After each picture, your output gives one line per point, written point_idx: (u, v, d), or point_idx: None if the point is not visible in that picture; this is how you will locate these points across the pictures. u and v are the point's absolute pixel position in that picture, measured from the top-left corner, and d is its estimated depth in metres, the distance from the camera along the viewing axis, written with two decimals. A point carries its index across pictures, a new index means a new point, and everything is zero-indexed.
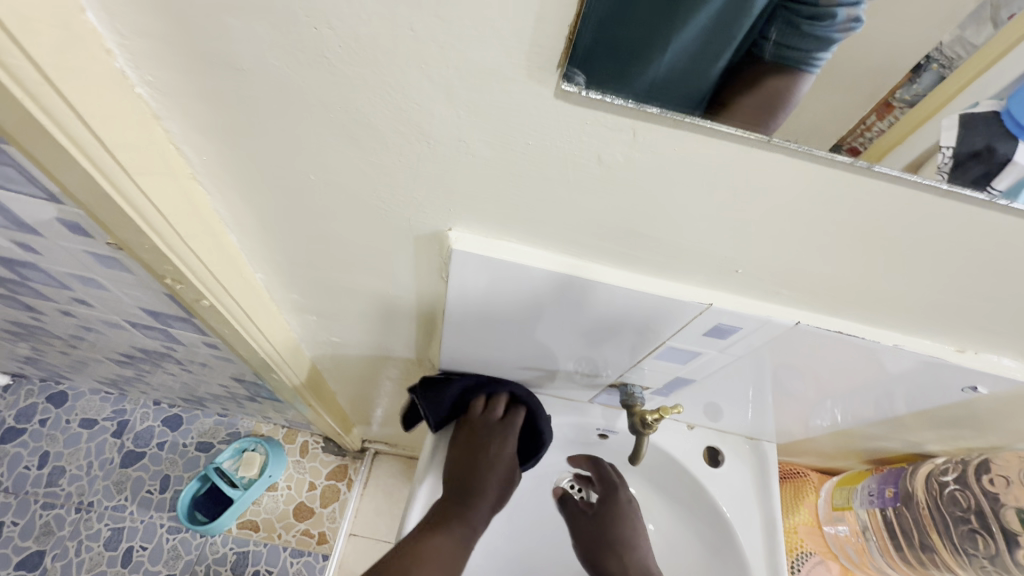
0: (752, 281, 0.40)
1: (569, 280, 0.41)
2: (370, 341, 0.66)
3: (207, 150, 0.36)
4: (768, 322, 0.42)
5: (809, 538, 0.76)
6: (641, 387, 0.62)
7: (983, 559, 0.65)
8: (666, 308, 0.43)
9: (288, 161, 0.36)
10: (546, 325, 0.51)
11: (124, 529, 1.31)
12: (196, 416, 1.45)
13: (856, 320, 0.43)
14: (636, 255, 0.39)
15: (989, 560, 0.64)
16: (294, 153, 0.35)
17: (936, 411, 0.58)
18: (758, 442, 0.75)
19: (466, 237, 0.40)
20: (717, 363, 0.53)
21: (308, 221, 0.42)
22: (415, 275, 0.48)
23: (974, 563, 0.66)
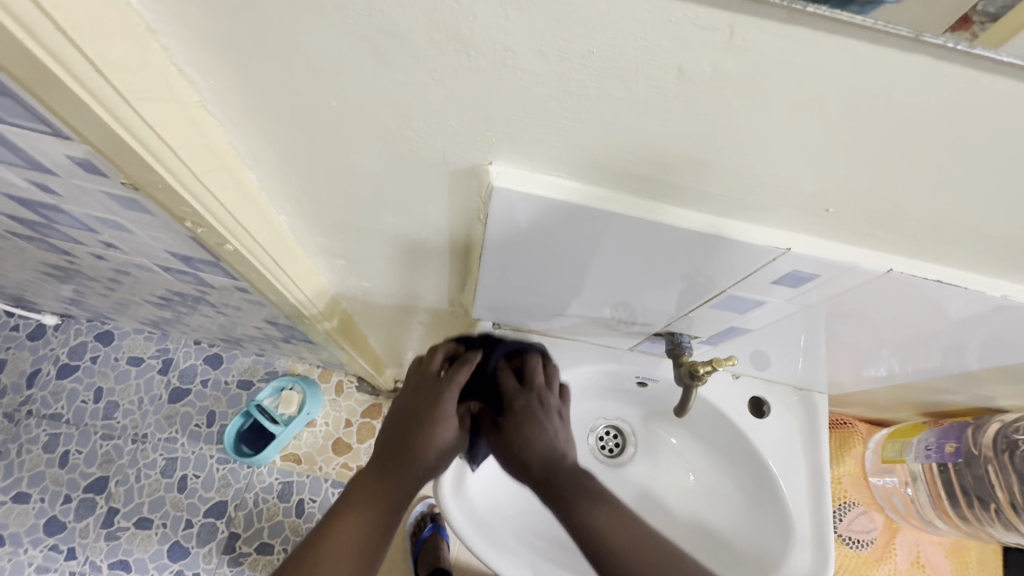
0: (840, 223, 0.34)
1: (621, 220, 0.36)
2: (401, 285, 0.63)
3: (214, 73, 0.32)
4: (854, 270, 0.37)
5: (853, 488, 0.76)
6: (690, 335, 0.58)
7: None
8: (735, 254, 0.38)
9: (306, 84, 0.31)
10: (540, 258, 0.45)
11: (177, 459, 1.39)
12: (235, 355, 1.49)
13: (958, 267, 0.37)
14: (706, 192, 0.34)
15: None
16: (313, 76, 0.30)
17: (1021, 364, 0.53)
18: (807, 392, 0.71)
19: (508, 173, 0.35)
20: (781, 312, 0.48)
21: (334, 156, 0.38)
22: (448, 215, 0.43)
23: None
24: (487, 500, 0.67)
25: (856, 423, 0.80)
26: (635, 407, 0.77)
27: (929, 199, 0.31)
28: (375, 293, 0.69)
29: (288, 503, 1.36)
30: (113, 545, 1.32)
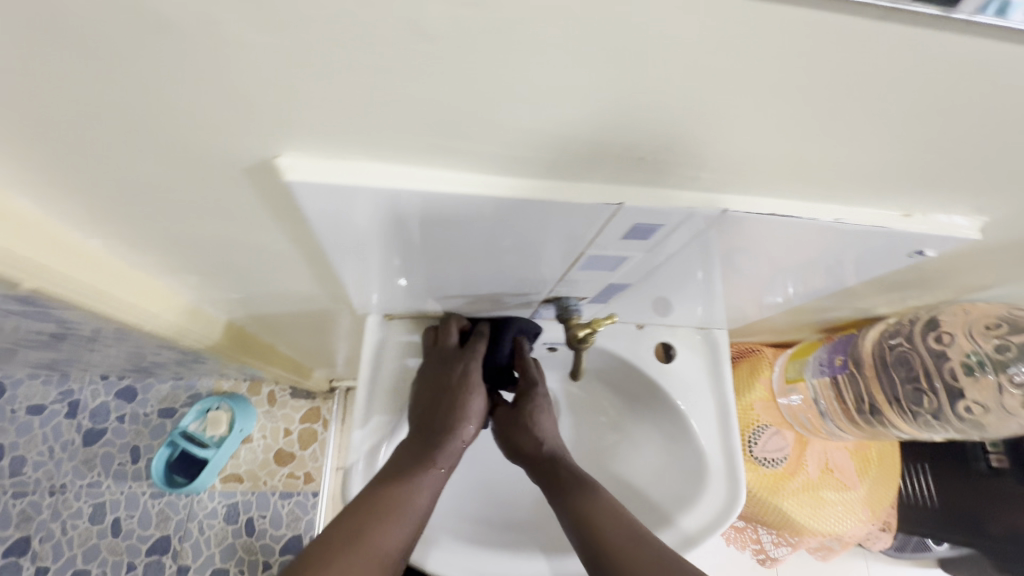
0: (666, 170, 0.33)
1: (439, 198, 0.33)
2: (274, 290, 0.58)
3: None
4: (693, 215, 0.36)
5: (765, 412, 0.80)
6: (577, 298, 0.57)
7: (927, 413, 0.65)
8: (574, 216, 0.36)
9: (11, 89, 0.25)
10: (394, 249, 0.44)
11: (105, 503, 1.30)
12: (151, 384, 1.38)
13: (794, 197, 0.36)
14: (521, 156, 0.31)
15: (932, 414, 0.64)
16: (11, 78, 0.25)
17: (886, 275, 0.55)
18: (710, 331, 0.73)
19: (304, 163, 0.31)
20: (649, 264, 0.47)
21: (104, 168, 0.33)
22: (274, 217, 0.39)
23: (919, 418, 0.65)
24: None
25: (761, 348, 0.85)
26: (553, 372, 0.77)
27: (741, 135, 0.29)
28: (252, 300, 0.63)
29: (236, 524, 1.31)
30: None
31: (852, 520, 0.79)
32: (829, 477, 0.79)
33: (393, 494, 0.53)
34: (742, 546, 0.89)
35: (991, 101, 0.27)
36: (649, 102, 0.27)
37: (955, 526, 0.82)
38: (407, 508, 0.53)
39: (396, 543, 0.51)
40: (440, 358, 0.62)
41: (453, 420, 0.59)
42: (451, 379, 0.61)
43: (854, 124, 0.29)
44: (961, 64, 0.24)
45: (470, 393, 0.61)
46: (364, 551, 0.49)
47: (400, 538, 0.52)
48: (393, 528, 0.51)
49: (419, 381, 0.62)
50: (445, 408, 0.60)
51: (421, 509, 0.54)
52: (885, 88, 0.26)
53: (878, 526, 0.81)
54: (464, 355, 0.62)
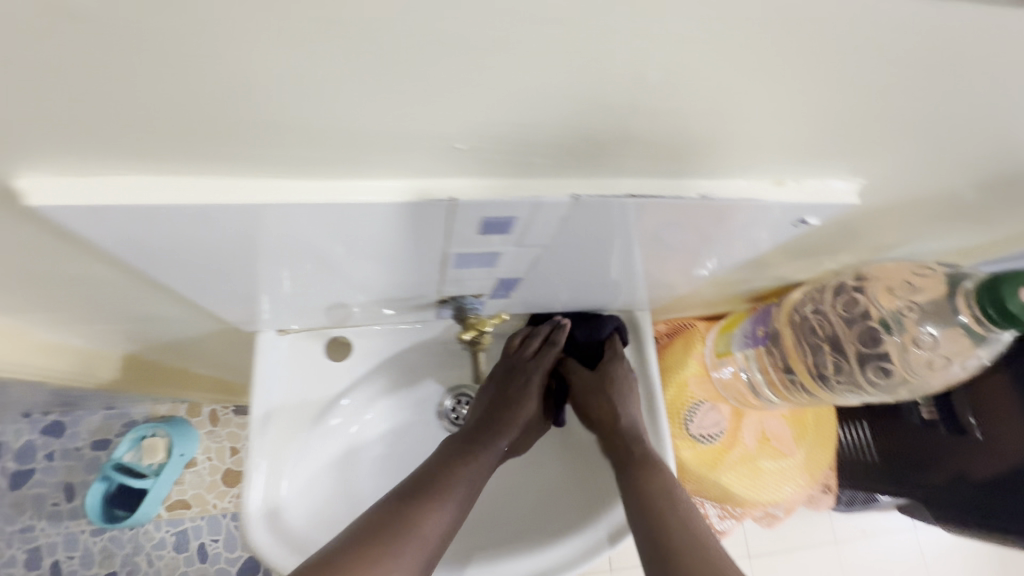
0: (486, 152, 0.29)
1: (241, 207, 0.31)
2: (139, 314, 0.53)
3: None
4: (539, 205, 0.32)
5: (698, 387, 0.78)
6: (474, 296, 0.52)
7: (839, 378, 0.58)
8: (408, 212, 0.32)
9: None
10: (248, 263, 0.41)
11: (41, 546, 1.23)
12: (80, 417, 1.28)
13: (649, 174, 0.33)
14: (308, 154, 0.28)
15: (843, 380, 0.58)
16: None
17: (794, 245, 0.52)
18: (632, 313, 0.70)
19: (54, 183, 0.28)
20: (526, 258, 0.42)
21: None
22: (70, 239, 0.34)
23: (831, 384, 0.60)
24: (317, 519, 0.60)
25: (694, 323, 0.82)
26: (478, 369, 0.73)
27: (550, 108, 0.26)
28: (125, 327, 0.57)
29: (187, 552, 1.25)
30: None
31: (790, 486, 0.79)
32: (766, 447, 0.78)
33: (437, 481, 0.53)
34: None
35: (816, 50, 0.24)
36: (416, 75, 0.23)
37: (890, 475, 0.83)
38: (452, 495, 0.53)
39: (438, 528, 0.51)
40: (507, 365, 0.65)
41: (501, 425, 0.60)
42: (507, 383, 0.63)
43: (674, 88, 0.25)
44: (756, 5, 0.21)
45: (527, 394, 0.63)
46: (408, 538, 0.49)
47: (440, 526, 0.51)
48: (437, 516, 0.51)
49: (482, 393, 0.64)
50: (502, 409, 0.61)
51: (463, 498, 0.54)
52: (687, 41, 0.22)
53: (819, 488, 0.81)
54: (523, 361, 0.65)
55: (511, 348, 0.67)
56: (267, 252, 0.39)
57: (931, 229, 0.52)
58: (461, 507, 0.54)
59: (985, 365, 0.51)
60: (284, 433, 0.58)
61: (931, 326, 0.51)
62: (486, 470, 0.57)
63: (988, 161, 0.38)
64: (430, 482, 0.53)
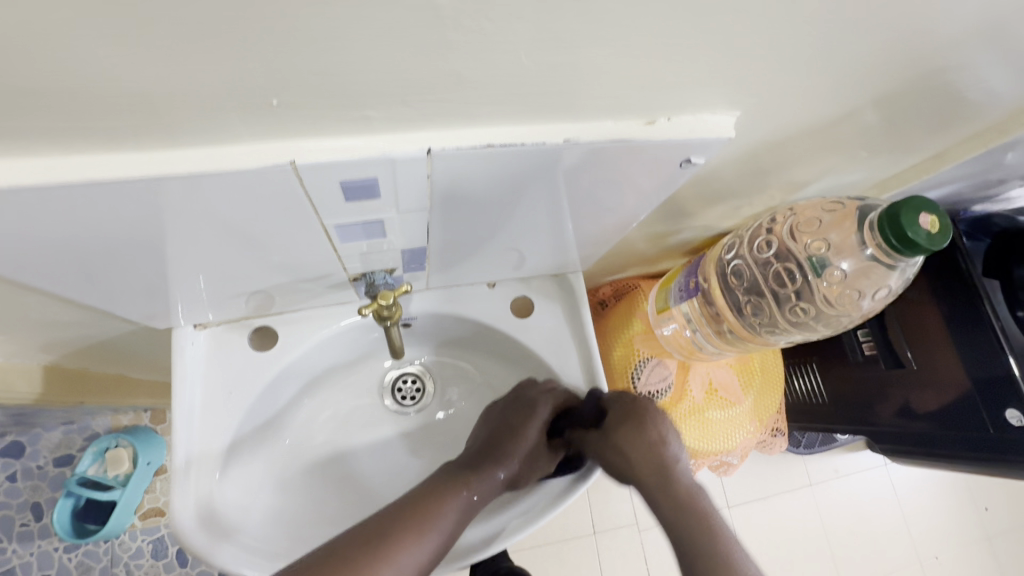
0: (311, 111, 0.26)
1: (47, 195, 0.27)
2: (33, 321, 0.50)
3: None
4: (393, 163, 0.30)
5: (644, 344, 0.79)
6: (383, 271, 0.51)
7: (769, 322, 0.59)
8: (255, 185, 0.30)
9: None
10: (117, 260, 0.38)
11: (14, 568, 1.21)
12: (38, 434, 1.25)
13: (507, 123, 0.31)
14: (107, 125, 0.25)
15: (774, 322, 0.58)
16: None
17: (691, 190, 0.52)
18: (565, 276, 0.70)
19: None
20: (419, 224, 0.41)
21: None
22: None
23: (763, 329, 0.59)
24: (253, 516, 0.59)
25: (638, 283, 0.85)
26: (418, 347, 0.72)
27: (359, 61, 0.24)
28: (27, 336, 0.55)
29: (166, 558, 1.25)
30: None
31: (740, 433, 0.80)
32: (714, 398, 0.79)
33: (426, 504, 0.52)
34: None
35: None
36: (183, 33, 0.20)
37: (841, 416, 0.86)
38: (437, 526, 0.51)
39: (423, 557, 0.49)
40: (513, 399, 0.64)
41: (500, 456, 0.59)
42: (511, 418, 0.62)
43: (489, 29, 0.23)
44: None
45: (526, 425, 0.62)
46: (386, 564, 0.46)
47: (423, 557, 0.49)
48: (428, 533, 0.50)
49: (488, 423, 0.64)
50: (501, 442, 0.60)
51: (449, 531, 0.52)
52: None
53: (768, 433, 0.83)
54: (529, 397, 0.63)
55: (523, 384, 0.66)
56: (143, 245, 0.37)
57: (842, 162, 0.51)
58: (450, 533, 0.52)
59: (893, 295, 0.52)
60: (213, 429, 0.57)
61: (845, 263, 0.51)
62: (477, 497, 0.56)
63: (872, 82, 0.36)
64: (419, 505, 0.51)
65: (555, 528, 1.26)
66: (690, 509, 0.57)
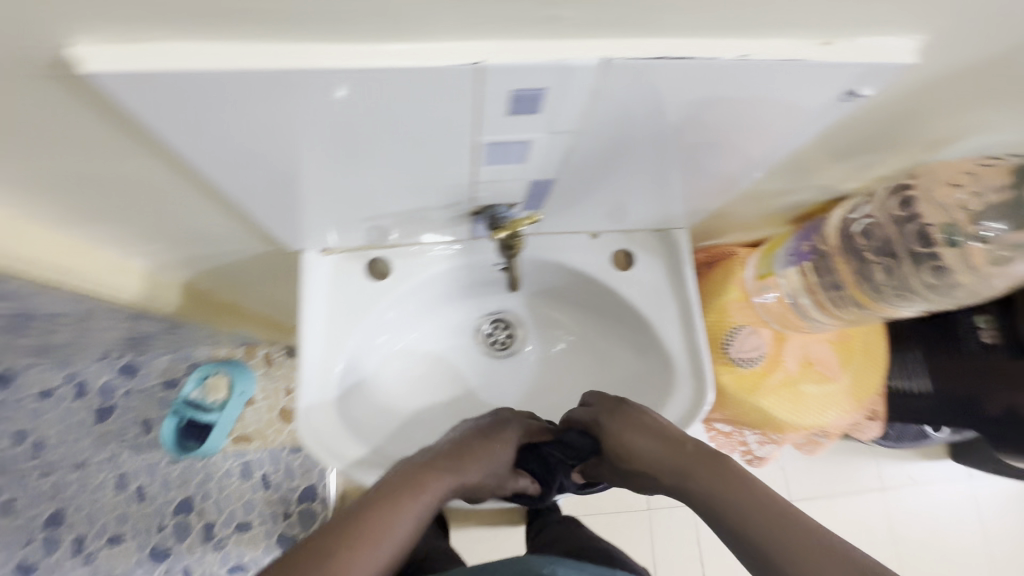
0: (513, 11, 0.28)
1: (265, 81, 0.30)
2: (190, 232, 0.55)
3: None
4: (569, 71, 0.31)
5: (739, 312, 0.76)
6: (508, 206, 0.53)
7: (891, 286, 0.58)
8: (436, 90, 0.32)
9: None
10: (288, 171, 0.42)
11: (126, 473, 1.35)
12: (149, 359, 1.40)
13: (688, 36, 0.31)
14: (337, 10, 0.27)
15: (896, 286, 0.58)
16: None
17: (834, 139, 0.49)
18: (669, 232, 0.69)
19: (100, 55, 0.28)
20: (558, 151, 0.42)
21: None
22: (133, 141, 0.36)
23: (882, 293, 0.59)
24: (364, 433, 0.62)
25: (735, 249, 0.80)
26: (513, 295, 0.74)
27: None
28: (178, 247, 0.60)
29: (252, 480, 1.37)
30: None
31: (834, 411, 0.77)
32: (809, 371, 0.76)
33: (380, 512, 0.50)
34: (729, 451, 0.88)
35: None
36: None
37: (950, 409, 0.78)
38: (390, 531, 0.49)
39: (377, 562, 0.48)
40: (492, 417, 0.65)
41: (465, 463, 0.58)
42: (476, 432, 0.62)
43: None
44: None
45: (490, 441, 0.61)
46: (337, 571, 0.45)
47: (377, 562, 0.48)
48: (384, 535, 0.49)
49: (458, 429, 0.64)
50: (466, 449, 0.59)
51: (404, 536, 0.50)
52: None
53: (865, 415, 0.79)
54: (505, 422, 0.64)
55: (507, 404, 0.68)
56: (313, 157, 0.40)
57: (1006, 115, 0.47)
58: (407, 532, 0.51)
59: None
60: (332, 347, 0.61)
61: (999, 224, 0.49)
62: (436, 502, 0.55)
63: None
64: (374, 509, 0.50)
65: (611, 499, 1.26)
66: (716, 476, 0.53)
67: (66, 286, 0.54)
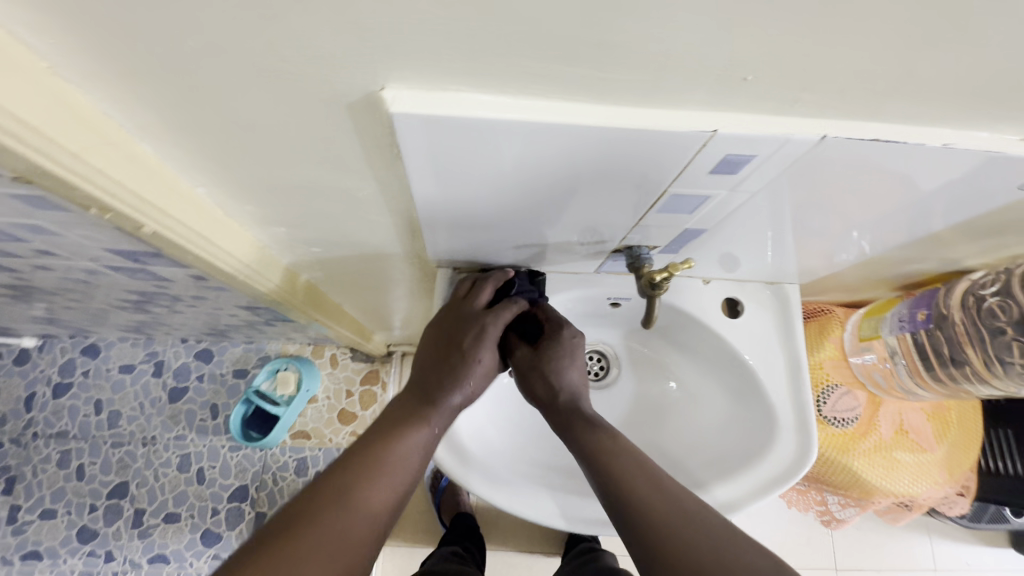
0: (762, 90, 0.32)
1: (522, 128, 0.34)
2: (349, 241, 0.61)
3: (49, 15, 0.28)
4: (787, 143, 0.35)
5: (835, 371, 0.77)
6: (648, 247, 0.57)
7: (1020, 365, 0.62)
8: (662, 149, 0.36)
9: (165, 21, 0.28)
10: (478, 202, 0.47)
11: (191, 454, 1.41)
12: (225, 347, 1.47)
13: (899, 122, 0.35)
14: (614, 78, 0.31)
15: None
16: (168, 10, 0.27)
17: (975, 220, 0.51)
18: (780, 286, 0.71)
19: (404, 96, 0.33)
20: (726, 205, 0.46)
21: (215, 100, 0.35)
22: (367, 162, 0.41)
23: (1010, 370, 0.63)
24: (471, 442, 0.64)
25: (831, 308, 0.80)
26: (614, 328, 0.77)
27: (846, 48, 0.28)
28: (327, 252, 0.66)
29: (305, 476, 1.39)
30: (148, 542, 1.37)
31: (927, 483, 0.76)
32: (903, 438, 0.76)
33: (382, 454, 0.51)
34: (805, 508, 0.89)
35: None
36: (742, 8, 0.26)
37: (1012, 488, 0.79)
38: (399, 465, 0.51)
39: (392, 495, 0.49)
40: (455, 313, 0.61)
41: (450, 381, 0.58)
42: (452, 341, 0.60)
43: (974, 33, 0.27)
44: None
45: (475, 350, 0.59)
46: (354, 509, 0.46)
47: (396, 493, 0.50)
48: (391, 471, 0.50)
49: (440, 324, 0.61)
50: (451, 363, 0.58)
51: (415, 463, 0.53)
52: None
53: (957, 490, 0.79)
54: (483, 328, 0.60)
55: (460, 294, 0.62)
56: (509, 189, 0.44)
57: None
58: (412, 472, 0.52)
59: None
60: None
61: None
62: (435, 431, 0.56)
63: None
64: (376, 452, 0.50)
65: None
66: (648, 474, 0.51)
67: (236, 275, 0.60)
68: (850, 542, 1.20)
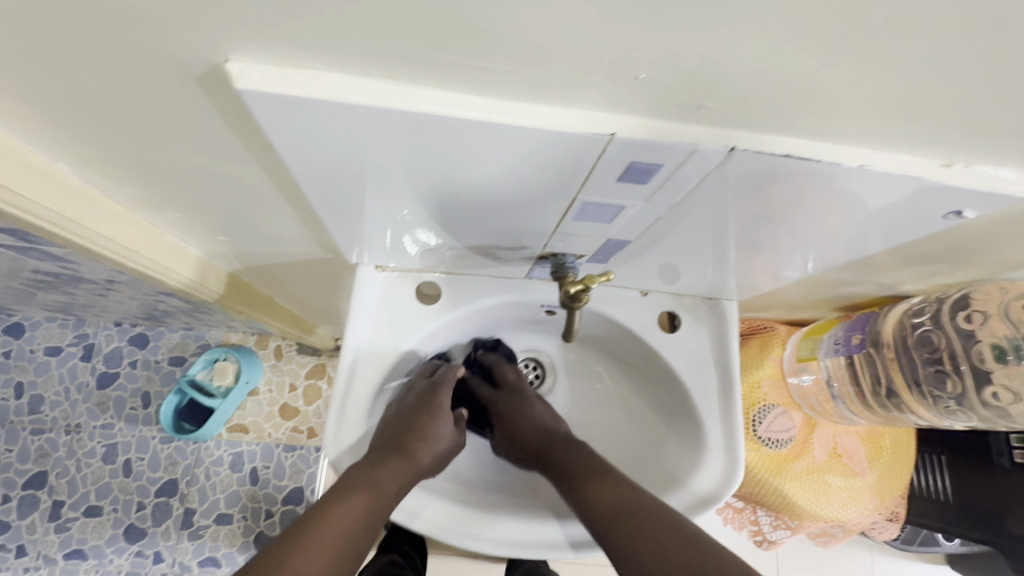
0: (659, 91, 0.28)
1: (398, 117, 0.30)
2: (256, 231, 0.56)
3: None
4: (694, 153, 0.32)
5: (772, 391, 0.75)
6: (574, 255, 0.54)
7: (948, 398, 0.61)
8: (561, 149, 0.32)
9: None
10: (379, 195, 0.42)
11: (117, 444, 1.34)
12: (162, 333, 1.39)
13: (813, 137, 0.32)
14: (492, 68, 0.27)
15: (955, 400, 0.61)
16: None
17: (911, 245, 0.49)
18: (718, 302, 0.69)
19: (255, 71, 0.28)
20: (649, 214, 0.42)
21: (36, 65, 0.30)
22: (242, 146, 0.37)
23: (939, 404, 0.62)
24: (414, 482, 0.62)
25: (774, 325, 0.80)
26: (550, 336, 0.74)
27: (741, 52, 0.25)
28: (235, 241, 0.60)
29: (241, 473, 1.33)
30: (65, 537, 1.29)
31: (857, 508, 0.75)
32: (836, 462, 0.75)
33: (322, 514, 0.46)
34: (738, 527, 0.86)
35: None
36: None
37: (975, 525, 0.74)
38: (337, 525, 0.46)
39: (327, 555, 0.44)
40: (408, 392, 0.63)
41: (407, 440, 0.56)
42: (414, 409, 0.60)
43: (879, 43, 0.24)
44: None
45: (433, 417, 0.60)
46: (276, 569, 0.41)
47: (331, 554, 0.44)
48: (323, 534, 0.45)
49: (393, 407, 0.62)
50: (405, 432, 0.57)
51: (356, 530, 0.47)
52: None
53: (886, 516, 0.78)
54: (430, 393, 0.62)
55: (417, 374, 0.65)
56: (407, 181, 0.39)
57: None
58: (355, 532, 0.47)
59: None
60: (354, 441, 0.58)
61: None
62: (387, 491, 0.52)
63: None
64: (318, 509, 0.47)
65: None
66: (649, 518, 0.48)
67: (127, 263, 0.54)
68: (791, 557, 1.20)
